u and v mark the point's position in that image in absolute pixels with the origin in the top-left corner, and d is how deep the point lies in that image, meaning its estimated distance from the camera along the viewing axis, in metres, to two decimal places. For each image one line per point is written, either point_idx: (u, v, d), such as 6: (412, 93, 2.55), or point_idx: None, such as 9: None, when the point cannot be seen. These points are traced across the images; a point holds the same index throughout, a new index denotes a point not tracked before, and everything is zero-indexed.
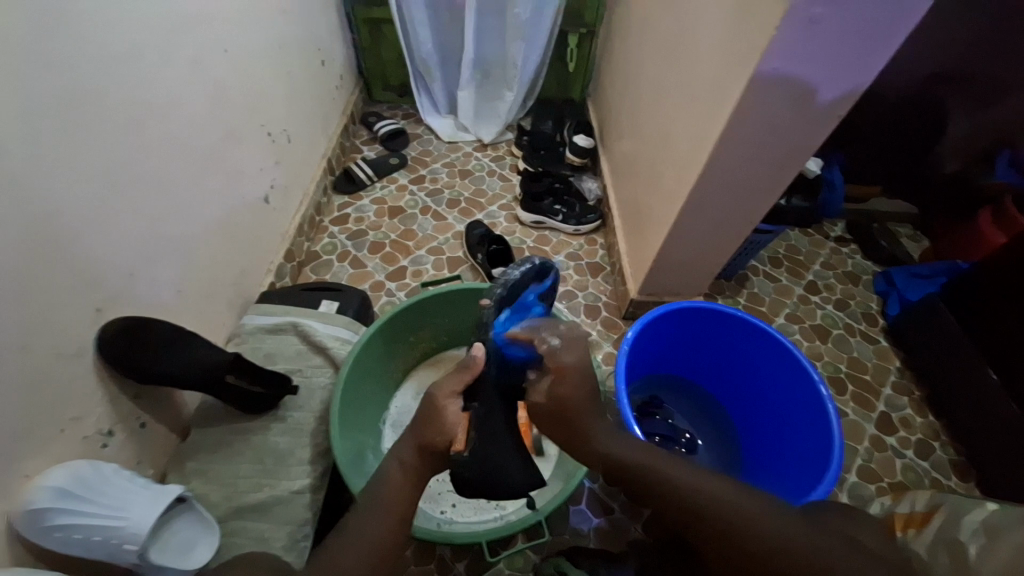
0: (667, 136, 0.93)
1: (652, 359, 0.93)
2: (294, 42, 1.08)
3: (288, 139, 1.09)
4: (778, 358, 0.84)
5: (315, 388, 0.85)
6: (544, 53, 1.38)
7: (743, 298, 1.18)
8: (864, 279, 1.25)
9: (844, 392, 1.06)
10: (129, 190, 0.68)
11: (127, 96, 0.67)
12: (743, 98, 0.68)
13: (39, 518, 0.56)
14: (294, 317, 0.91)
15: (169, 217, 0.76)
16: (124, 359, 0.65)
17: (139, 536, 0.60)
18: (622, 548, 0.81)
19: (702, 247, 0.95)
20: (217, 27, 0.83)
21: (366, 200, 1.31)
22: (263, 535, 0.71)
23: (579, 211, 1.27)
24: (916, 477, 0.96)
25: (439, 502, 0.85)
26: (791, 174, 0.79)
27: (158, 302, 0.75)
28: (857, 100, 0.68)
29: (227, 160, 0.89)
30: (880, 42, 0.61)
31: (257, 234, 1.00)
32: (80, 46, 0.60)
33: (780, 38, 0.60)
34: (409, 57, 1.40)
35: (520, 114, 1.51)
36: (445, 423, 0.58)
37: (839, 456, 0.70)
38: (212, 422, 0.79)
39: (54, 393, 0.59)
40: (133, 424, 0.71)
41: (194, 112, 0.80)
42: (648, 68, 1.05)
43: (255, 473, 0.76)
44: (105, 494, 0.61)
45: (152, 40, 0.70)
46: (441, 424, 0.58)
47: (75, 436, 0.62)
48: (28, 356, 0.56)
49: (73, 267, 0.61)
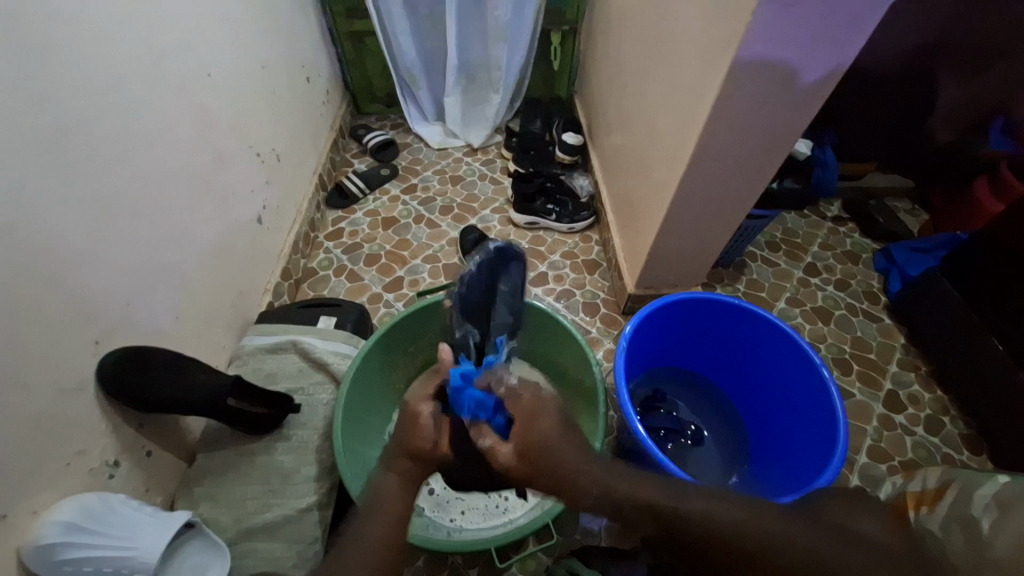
0: (654, 128, 0.93)
1: (653, 353, 0.93)
2: (277, 63, 1.09)
3: (277, 158, 1.10)
4: (779, 343, 0.83)
5: (318, 405, 0.85)
6: (527, 53, 1.38)
7: (742, 286, 1.18)
8: (864, 257, 1.24)
9: (850, 373, 1.05)
10: (120, 223, 0.69)
11: (112, 128, 0.67)
12: (724, 87, 0.67)
13: (50, 552, 0.56)
14: (293, 335, 0.92)
15: (162, 245, 0.77)
16: (127, 389, 0.66)
17: (150, 564, 0.61)
18: (633, 545, 0.81)
19: (695, 238, 0.95)
20: (199, 52, 0.84)
21: (360, 213, 1.31)
22: (274, 554, 0.72)
23: (572, 209, 1.27)
24: (928, 454, 0.95)
25: (446, 510, 0.85)
26: (779, 157, 0.79)
27: (157, 330, 0.76)
28: (841, 78, 0.68)
29: (217, 184, 0.90)
30: (860, 20, 0.61)
31: (252, 254, 1.00)
32: (63, 82, 0.60)
33: (757, 23, 0.60)
34: (394, 67, 1.40)
35: (508, 115, 1.51)
36: (420, 425, 0.56)
37: (845, 439, 0.69)
38: (217, 446, 0.80)
39: (57, 428, 0.60)
40: (138, 453, 0.72)
41: (181, 139, 0.80)
42: (631, 61, 1.05)
43: (263, 494, 0.76)
44: (114, 524, 0.61)
45: (134, 71, 0.71)
46: (427, 429, 0.56)
47: (81, 468, 0.63)
48: (29, 393, 0.57)
49: (68, 301, 0.61)
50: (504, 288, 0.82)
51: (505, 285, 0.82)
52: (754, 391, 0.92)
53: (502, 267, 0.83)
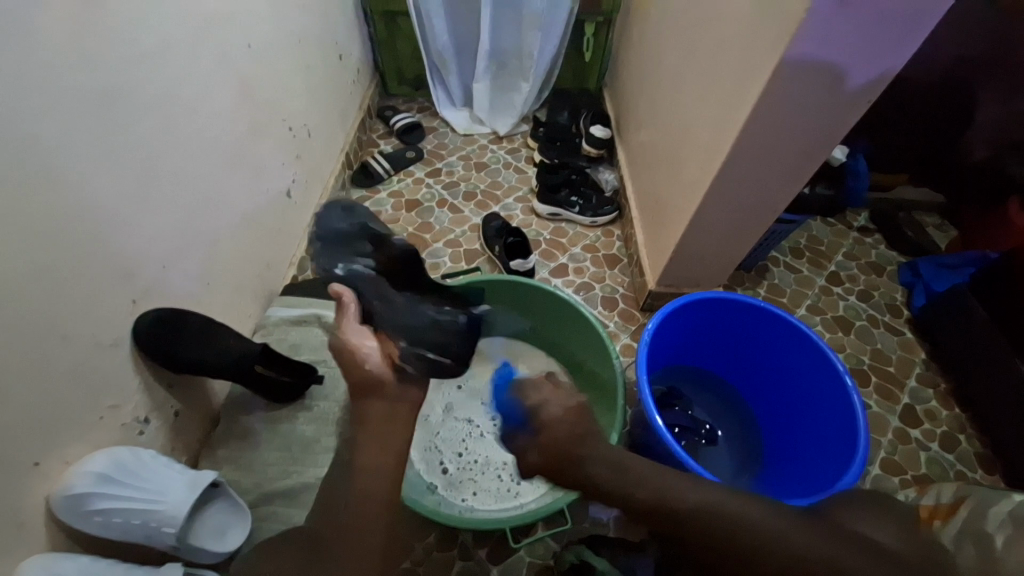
0: (688, 125, 0.93)
1: (673, 350, 0.93)
2: (313, 38, 1.09)
3: (308, 133, 1.10)
4: (804, 350, 0.83)
5: (339, 378, 0.87)
6: (560, 43, 1.38)
7: (763, 290, 1.17)
8: (889, 269, 1.22)
9: (868, 384, 1.05)
10: (159, 186, 0.70)
11: (155, 92, 0.68)
12: (769, 85, 0.67)
13: (81, 502, 0.58)
14: (318, 310, 0.94)
15: (197, 211, 0.78)
16: (160, 350, 0.68)
17: (177, 519, 0.63)
18: (640, 537, 0.82)
19: (724, 238, 0.94)
20: (241, 20, 0.84)
21: (383, 193, 1.32)
22: (293, 519, 0.74)
23: (596, 203, 1.27)
24: (941, 470, 0.94)
25: (459, 490, 0.87)
26: (816, 162, 0.78)
27: (188, 293, 0.77)
28: (888, 84, 0.67)
29: (252, 154, 0.91)
30: (913, 23, 0.60)
31: (280, 226, 1.02)
32: (112, 42, 0.61)
33: (808, 23, 0.59)
34: (426, 50, 1.40)
35: (536, 104, 1.51)
36: (361, 358, 0.61)
37: (864, 448, 0.70)
38: (242, 411, 0.82)
39: (94, 382, 0.62)
40: (167, 413, 0.74)
41: (220, 107, 0.81)
42: (668, 55, 1.04)
43: (284, 461, 0.78)
44: (143, 478, 0.63)
45: (180, 37, 0.72)
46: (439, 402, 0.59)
47: (114, 423, 0.65)
48: (69, 345, 0.58)
49: (109, 260, 0.63)
50: (337, 224, 0.87)
51: (336, 218, 0.88)
52: (772, 397, 0.92)
53: (327, 218, 0.88)
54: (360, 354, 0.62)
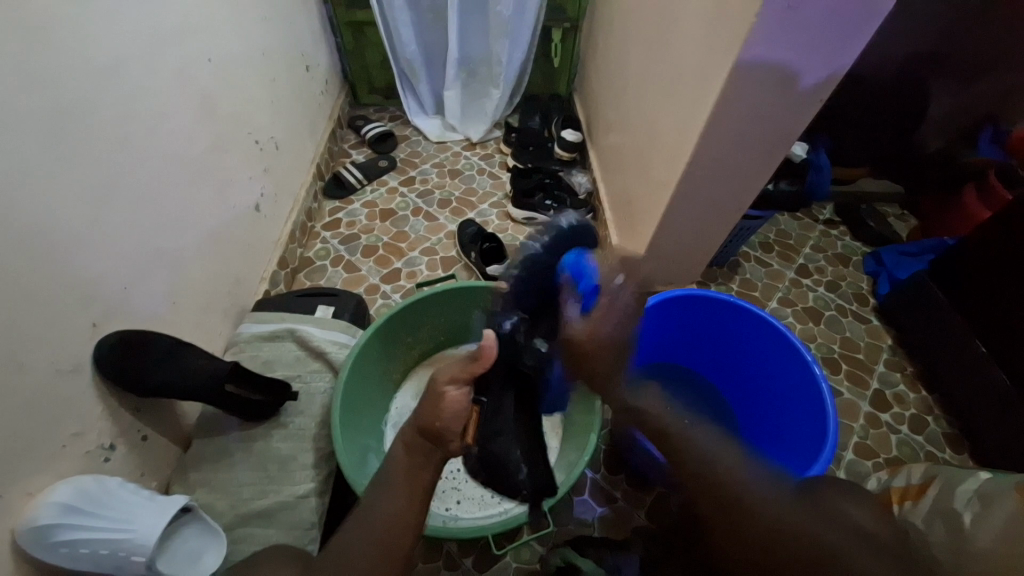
0: (653, 127, 0.95)
1: (647, 349, 0.96)
2: (278, 51, 1.08)
3: (276, 146, 1.09)
4: (774, 341, 0.85)
5: (315, 393, 0.86)
6: (529, 50, 1.39)
7: (735, 285, 1.20)
8: (854, 259, 1.27)
9: (838, 372, 1.08)
10: (119, 209, 0.68)
11: (112, 110, 0.67)
12: (726, 87, 0.68)
13: (45, 533, 0.56)
14: (290, 323, 0.92)
15: (160, 229, 0.76)
16: (124, 375, 0.66)
17: (146, 547, 0.60)
18: (625, 536, 0.82)
19: (693, 236, 0.96)
20: (201, 35, 0.83)
21: (357, 204, 1.31)
22: (270, 539, 0.72)
23: (571, 206, 1.28)
24: (912, 451, 0.97)
25: (443, 499, 0.86)
26: (776, 160, 0.80)
27: (153, 314, 0.75)
28: (838, 83, 0.70)
29: (217, 170, 0.89)
30: (858, 23, 0.62)
31: (250, 241, 1.00)
32: (63, 58, 0.59)
33: (760, 26, 0.61)
34: (394, 59, 1.40)
35: (508, 110, 1.52)
36: (443, 413, 0.54)
37: (834, 435, 0.71)
38: (215, 431, 0.80)
39: (54, 411, 0.59)
40: (134, 437, 0.71)
41: (180, 124, 0.79)
42: (632, 61, 1.06)
43: (260, 480, 0.77)
44: (109, 507, 0.61)
45: (136, 52, 0.70)
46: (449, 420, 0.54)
47: (77, 452, 0.63)
48: (25, 373, 0.56)
49: (65, 282, 0.61)
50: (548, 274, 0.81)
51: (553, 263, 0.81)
52: (747, 389, 0.93)
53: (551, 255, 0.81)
54: (448, 401, 0.54)
